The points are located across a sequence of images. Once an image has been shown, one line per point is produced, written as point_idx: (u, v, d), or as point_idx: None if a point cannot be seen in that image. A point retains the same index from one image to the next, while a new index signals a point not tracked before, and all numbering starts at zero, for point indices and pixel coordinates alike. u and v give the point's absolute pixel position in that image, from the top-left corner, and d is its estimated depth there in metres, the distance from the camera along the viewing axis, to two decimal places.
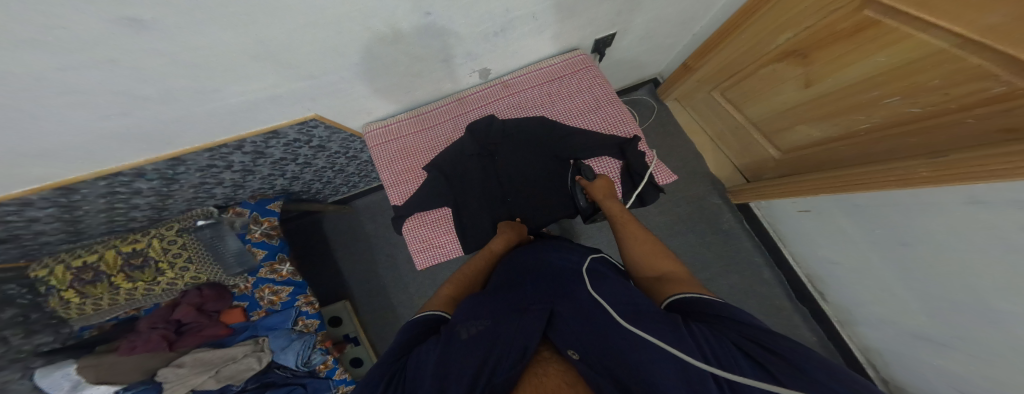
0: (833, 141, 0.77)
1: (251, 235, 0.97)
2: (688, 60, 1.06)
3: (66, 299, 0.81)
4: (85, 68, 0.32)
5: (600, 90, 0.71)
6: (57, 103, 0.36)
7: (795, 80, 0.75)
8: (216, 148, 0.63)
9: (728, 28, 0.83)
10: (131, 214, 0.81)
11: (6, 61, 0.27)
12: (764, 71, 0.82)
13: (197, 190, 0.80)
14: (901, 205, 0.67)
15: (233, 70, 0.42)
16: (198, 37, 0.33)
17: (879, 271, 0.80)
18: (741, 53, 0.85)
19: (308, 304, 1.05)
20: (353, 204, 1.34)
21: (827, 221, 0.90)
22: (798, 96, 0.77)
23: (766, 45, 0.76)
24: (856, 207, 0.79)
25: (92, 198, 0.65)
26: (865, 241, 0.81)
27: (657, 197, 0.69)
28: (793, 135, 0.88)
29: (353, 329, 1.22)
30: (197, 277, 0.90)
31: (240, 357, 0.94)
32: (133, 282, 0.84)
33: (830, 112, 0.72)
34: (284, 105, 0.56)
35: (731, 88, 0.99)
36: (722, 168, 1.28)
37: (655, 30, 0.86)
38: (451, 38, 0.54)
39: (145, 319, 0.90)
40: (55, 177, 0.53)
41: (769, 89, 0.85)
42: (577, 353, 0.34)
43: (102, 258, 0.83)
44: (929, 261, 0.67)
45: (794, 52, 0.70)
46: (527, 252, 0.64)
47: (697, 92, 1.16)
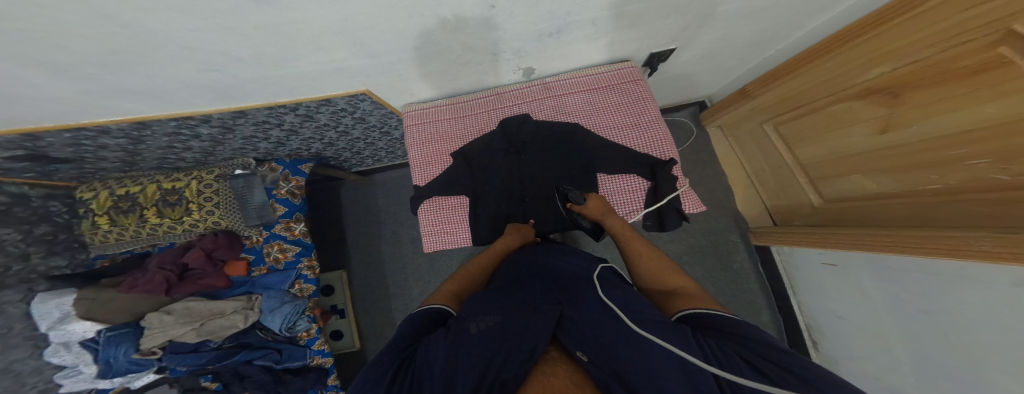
0: (892, 197, 0.71)
1: (278, 191, 1.04)
2: (748, 86, 1.01)
3: (99, 224, 0.93)
4: (204, 30, 0.36)
5: (644, 106, 0.70)
6: (168, 51, 0.40)
7: (871, 123, 0.69)
8: (275, 107, 0.67)
9: (808, 55, 0.77)
10: (182, 154, 0.87)
11: (140, 10, 0.30)
12: (837, 108, 0.75)
13: (245, 142, 0.86)
14: (935, 276, 0.63)
15: (314, 43, 0.45)
16: (293, 11, 0.36)
17: (890, 338, 0.76)
18: (818, 83, 0.78)
19: (308, 267, 1.11)
20: (373, 177, 1.40)
21: (852, 279, 0.85)
22: (868, 142, 0.71)
23: (852, 78, 0.69)
24: (889, 270, 0.74)
25: (158, 135, 0.71)
26: (882, 304, 0.77)
27: (679, 226, 0.67)
28: (847, 184, 0.83)
29: (342, 300, 1.29)
30: (219, 222, 0.97)
31: (227, 312, 0.98)
32: (162, 218, 0.94)
33: (901, 165, 0.66)
34: (343, 78, 0.59)
35: (791, 122, 0.92)
36: (752, 206, 1.24)
37: (717, 51, 0.82)
38: (506, 33, 0.55)
39: (157, 256, 0.97)
40: (135, 112, 0.59)
41: (836, 129, 0.78)
42: (586, 355, 0.35)
43: (142, 191, 0.93)
44: (941, 335, 0.63)
45: (882, 90, 0.63)
46: (535, 253, 0.65)
47: (747, 122, 1.11)
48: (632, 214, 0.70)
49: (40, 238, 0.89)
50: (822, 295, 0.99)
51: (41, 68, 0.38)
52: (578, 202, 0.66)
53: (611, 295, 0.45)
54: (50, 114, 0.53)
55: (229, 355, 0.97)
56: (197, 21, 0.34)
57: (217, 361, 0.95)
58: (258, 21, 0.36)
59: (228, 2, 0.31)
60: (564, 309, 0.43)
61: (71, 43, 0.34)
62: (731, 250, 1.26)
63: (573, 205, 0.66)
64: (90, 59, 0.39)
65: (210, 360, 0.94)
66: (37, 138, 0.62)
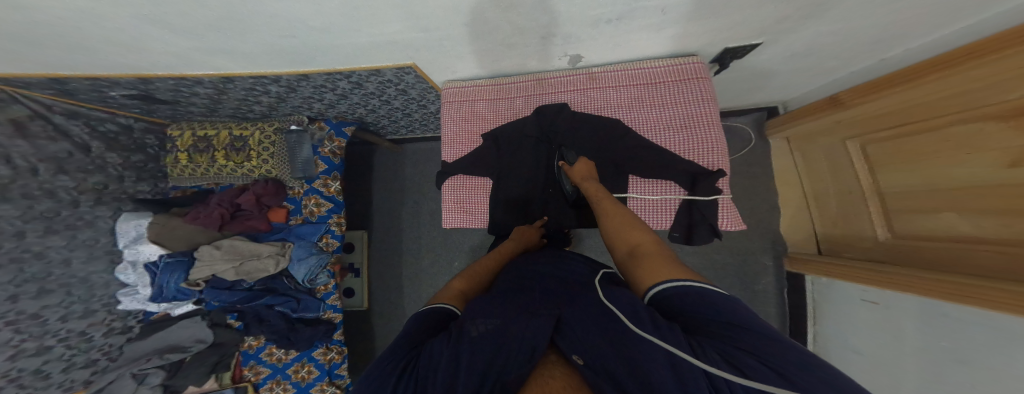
0: (983, 243, 0.60)
1: (322, 149, 1.13)
2: (842, 93, 0.87)
3: (178, 159, 1.07)
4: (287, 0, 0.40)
5: (699, 109, 0.65)
6: (263, 19, 0.44)
7: (985, 156, 0.57)
8: (334, 74, 0.71)
9: (931, 62, 0.63)
10: (252, 107, 0.96)
11: None
12: (953, 130, 0.62)
13: (302, 101, 0.92)
14: (987, 329, 0.54)
15: (377, 17, 0.46)
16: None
17: (907, 383, 0.70)
18: (938, 96, 0.64)
19: (336, 224, 1.19)
20: (405, 146, 1.45)
21: (891, 320, 0.77)
22: (976, 177, 0.59)
23: (975, 98, 0.56)
24: (942, 317, 0.65)
25: (240, 89, 0.79)
26: (914, 348, 0.70)
27: (710, 241, 0.63)
28: (931, 220, 0.71)
29: (359, 260, 1.40)
30: (270, 171, 1.06)
31: (264, 255, 1.08)
32: (227, 161, 1.05)
33: (999, 208, 0.55)
34: (397, 51, 0.61)
35: (889, 142, 0.79)
36: (799, 231, 1.14)
37: (805, 51, 0.72)
38: (562, 17, 0.53)
39: (218, 195, 1.11)
40: (226, 69, 0.65)
41: (942, 157, 0.66)
42: (580, 358, 0.35)
43: (216, 134, 1.04)
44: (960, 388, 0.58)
45: (1006, 117, 0.51)
46: (541, 257, 0.67)
47: (825, 136, 0.99)
48: (661, 223, 0.67)
49: (132, 164, 1.06)
50: (850, 331, 0.92)
51: (156, 23, 0.44)
52: (569, 162, 0.69)
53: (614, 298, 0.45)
54: (157, 64, 0.61)
55: (256, 297, 1.11)
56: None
57: (245, 301, 1.09)
58: None
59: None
60: (562, 314, 0.43)
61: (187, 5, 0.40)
62: (756, 272, 1.19)
63: (564, 164, 0.69)
64: (195, 20, 0.44)
65: (240, 299, 1.08)
66: (149, 82, 0.72)
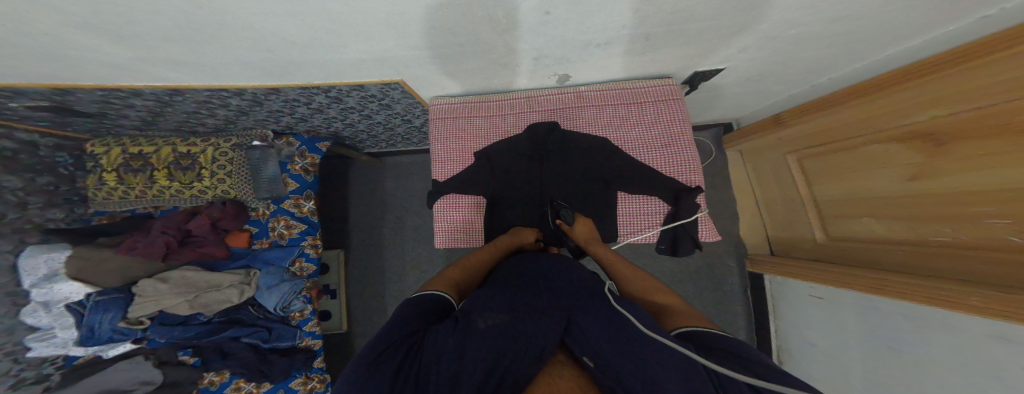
0: (896, 242, 0.72)
1: (292, 166, 1.05)
2: (785, 113, 0.98)
3: (103, 180, 0.92)
4: (264, 14, 0.37)
5: (677, 128, 0.70)
6: (233, 31, 0.41)
7: (903, 169, 0.68)
8: (309, 88, 0.67)
9: (858, 90, 0.74)
10: (205, 120, 0.86)
11: None
12: (872, 148, 0.74)
13: (270, 115, 0.85)
14: (918, 321, 0.63)
15: (365, 33, 0.45)
16: (365, 3, 0.36)
17: (852, 369, 0.79)
18: (861, 119, 0.76)
19: (312, 245, 1.12)
20: (384, 160, 1.39)
21: (834, 315, 0.87)
22: (892, 187, 0.71)
23: (895, 120, 0.69)
24: (873, 310, 0.75)
25: (189, 102, 0.71)
26: (856, 340, 0.79)
27: (692, 253, 0.67)
28: (856, 225, 0.83)
29: (334, 281, 1.29)
30: (228, 191, 0.97)
31: (223, 286, 0.97)
32: (172, 181, 0.93)
33: (918, 214, 0.66)
34: (383, 67, 0.59)
35: (821, 156, 0.91)
36: (753, 235, 1.24)
37: (762, 75, 0.80)
38: (553, 40, 0.55)
39: (160, 220, 0.97)
40: (174, 81, 0.58)
41: (864, 171, 0.78)
42: (591, 360, 0.36)
43: (156, 151, 0.92)
44: (904, 374, 0.66)
45: (925, 136, 0.63)
46: (534, 257, 0.65)
47: (771, 152, 1.10)
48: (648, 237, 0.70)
49: (39, 188, 0.88)
50: (800, 323, 1.02)
51: (99, 32, 0.39)
52: (567, 221, 0.71)
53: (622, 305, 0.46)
54: (90, 74, 0.53)
55: (218, 330, 0.99)
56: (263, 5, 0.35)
57: (206, 334, 0.97)
58: (321, 9, 0.37)
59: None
60: (572, 316, 0.43)
61: (145, 15, 0.36)
62: (723, 273, 1.27)
63: (562, 223, 0.72)
64: (142, 28, 0.39)
65: (196, 334, 0.96)
66: (67, 93, 0.62)
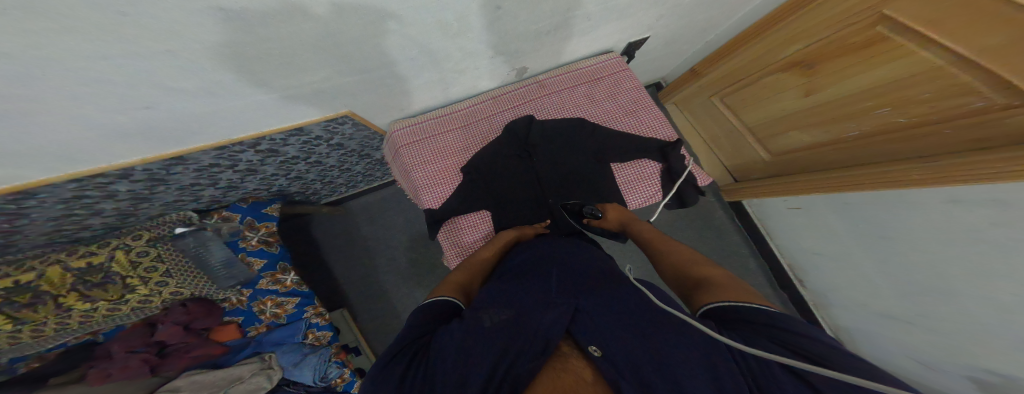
0: (818, 147, 0.82)
1: (246, 243, 0.85)
2: (696, 65, 1.09)
3: None
4: (138, 57, 0.27)
5: (637, 93, 0.73)
6: (92, 94, 0.30)
7: (797, 89, 0.80)
8: (227, 147, 0.55)
9: (739, 40, 0.88)
10: (89, 221, 0.65)
11: (53, 46, 0.22)
12: (767, 80, 0.86)
13: (182, 192, 0.67)
14: (880, 203, 0.72)
15: (292, 63, 0.38)
16: (267, 28, 0.30)
17: (860, 259, 0.84)
18: (751, 59, 0.88)
19: (317, 315, 0.94)
20: (347, 205, 1.21)
21: (818, 220, 0.91)
22: (797, 104, 0.82)
23: (773, 56, 0.81)
24: (846, 206, 0.81)
25: (51, 203, 0.52)
26: (849, 237, 0.84)
27: (698, 199, 0.70)
28: (785, 140, 0.91)
29: (354, 338, 1.09)
30: (178, 291, 0.77)
31: (247, 376, 0.80)
32: (92, 303, 0.67)
33: (822, 121, 0.77)
34: (322, 101, 0.51)
35: (733, 94, 1.00)
36: (715, 170, 1.24)
37: (678, 37, 0.88)
38: (505, 35, 0.53)
39: (115, 343, 0.74)
40: (17, 179, 0.41)
41: (769, 98, 0.89)
42: (599, 350, 0.33)
43: (41, 277, 0.63)
44: (905, 252, 0.72)
45: (798, 63, 0.76)
46: (549, 243, 0.60)
47: (694, 99, 1.18)
48: (653, 196, 0.70)
49: None
50: (791, 235, 1.05)
51: None
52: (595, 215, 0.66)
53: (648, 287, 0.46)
54: None
55: None
56: (120, 46, 0.25)
57: None
58: (224, 40, 0.29)
59: (173, 16, 0.24)
60: (579, 302, 0.40)
61: None
62: (709, 211, 1.24)
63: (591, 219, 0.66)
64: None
65: None
66: None
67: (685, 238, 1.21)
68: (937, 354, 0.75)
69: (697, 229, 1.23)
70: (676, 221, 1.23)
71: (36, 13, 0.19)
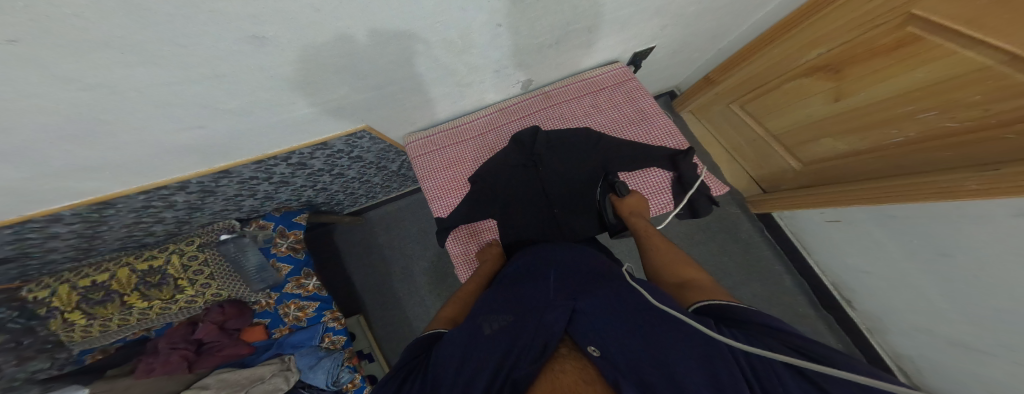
0: (859, 153, 0.75)
1: (276, 249, 0.90)
2: (711, 73, 1.05)
3: (64, 322, 0.69)
4: (185, 83, 0.31)
5: (644, 101, 0.73)
6: (150, 115, 0.35)
7: (824, 94, 0.75)
8: (263, 160, 0.61)
9: (756, 46, 0.85)
10: (152, 228, 0.73)
11: (118, 76, 0.27)
12: (790, 85, 0.82)
13: (227, 202, 0.75)
14: (933, 216, 0.65)
15: (316, 83, 0.42)
16: (292, 52, 0.33)
17: (917, 279, 0.74)
18: (771, 65, 0.84)
19: (334, 319, 0.98)
20: (367, 215, 1.27)
21: (861, 233, 0.82)
22: (826, 110, 0.76)
23: (795, 60, 0.77)
24: (892, 218, 0.73)
25: (124, 212, 0.60)
26: (901, 252, 0.75)
27: (711, 210, 0.67)
28: (817, 148, 0.85)
29: (367, 345, 1.12)
30: (219, 294, 0.82)
31: (267, 377, 0.83)
32: (148, 301, 0.75)
33: (859, 126, 0.71)
34: (343, 116, 0.56)
35: (754, 101, 0.96)
36: (738, 180, 1.17)
37: (686, 46, 0.87)
38: (507, 51, 0.56)
39: (161, 340, 0.82)
40: (91, 192, 0.50)
41: (794, 103, 0.84)
42: (597, 350, 0.31)
43: (112, 277, 0.73)
44: (974, 273, 0.63)
45: (823, 67, 0.72)
46: (553, 248, 0.58)
47: (711, 107, 1.14)
48: (663, 205, 0.68)
49: None
50: (832, 251, 0.95)
51: None
52: (620, 194, 0.66)
53: (645, 287, 0.43)
54: None
55: None
56: (174, 74, 0.29)
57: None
58: (257, 65, 0.33)
59: (217, 45, 0.28)
60: (577, 303, 0.39)
61: (49, 127, 0.30)
62: (734, 222, 1.16)
63: (614, 195, 0.67)
64: (31, 140, 0.31)
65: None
66: None
67: (708, 251, 1.14)
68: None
69: (722, 242, 1.15)
70: (698, 233, 1.16)
71: (103, 49, 0.23)
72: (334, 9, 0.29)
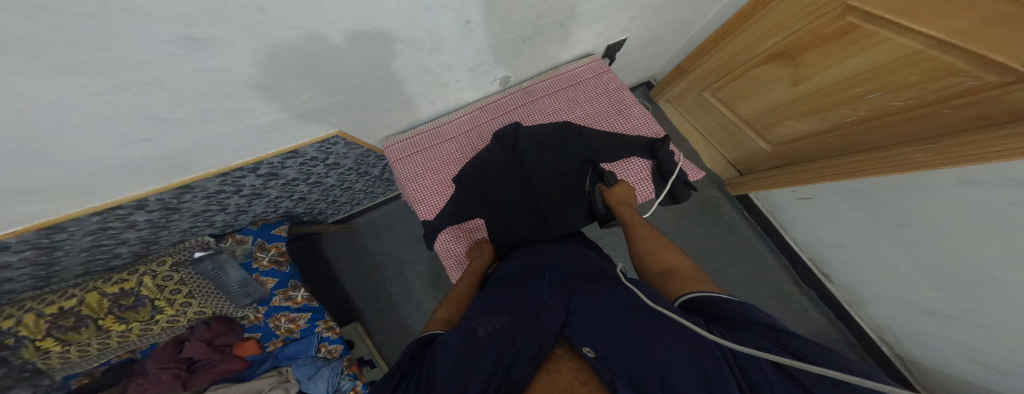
0: (819, 134, 0.78)
1: (257, 263, 0.88)
2: (682, 63, 1.06)
3: (33, 353, 0.66)
4: (123, 91, 0.30)
5: (620, 93, 0.73)
6: (87, 128, 0.32)
7: (783, 80, 0.77)
8: (229, 172, 0.59)
9: (718, 37, 0.86)
10: (117, 250, 0.70)
11: (37, 89, 0.25)
12: (753, 73, 0.83)
13: (196, 219, 0.72)
14: (894, 188, 0.67)
15: (274, 87, 0.40)
16: (239, 54, 0.32)
17: (883, 248, 0.77)
18: (733, 54, 0.85)
19: (328, 329, 0.96)
20: (353, 222, 1.25)
21: (830, 209, 0.85)
22: (787, 94, 0.78)
23: (754, 49, 0.79)
24: (857, 193, 0.76)
25: (80, 236, 0.57)
26: (867, 225, 0.78)
27: (690, 194, 0.68)
28: (783, 130, 0.87)
29: (367, 351, 1.11)
30: (201, 312, 0.80)
31: (265, 390, 0.82)
32: (125, 324, 0.72)
33: (817, 109, 0.73)
34: (311, 122, 0.54)
35: (722, 89, 0.97)
36: (717, 164, 1.19)
37: (660, 36, 0.87)
38: (477, 49, 0.55)
39: (149, 361, 0.79)
40: (42, 215, 0.47)
41: (758, 90, 0.85)
42: (592, 350, 0.31)
43: (83, 302, 0.69)
44: (931, 239, 0.66)
45: (779, 55, 0.74)
46: (547, 250, 0.59)
47: (685, 96, 1.15)
48: (645, 195, 0.69)
49: None
50: (808, 229, 0.98)
51: None
52: (609, 184, 0.68)
53: (637, 285, 0.44)
54: None
55: None
56: (107, 83, 0.28)
57: None
58: (202, 69, 0.31)
59: (148, 49, 0.26)
60: (572, 303, 0.39)
61: None
62: (717, 206, 1.19)
63: (604, 185, 0.68)
64: None
65: None
66: None
67: (694, 236, 1.16)
68: (987, 353, 0.67)
69: (706, 226, 1.17)
70: (683, 219, 1.18)
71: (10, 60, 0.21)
72: (280, 9, 0.28)
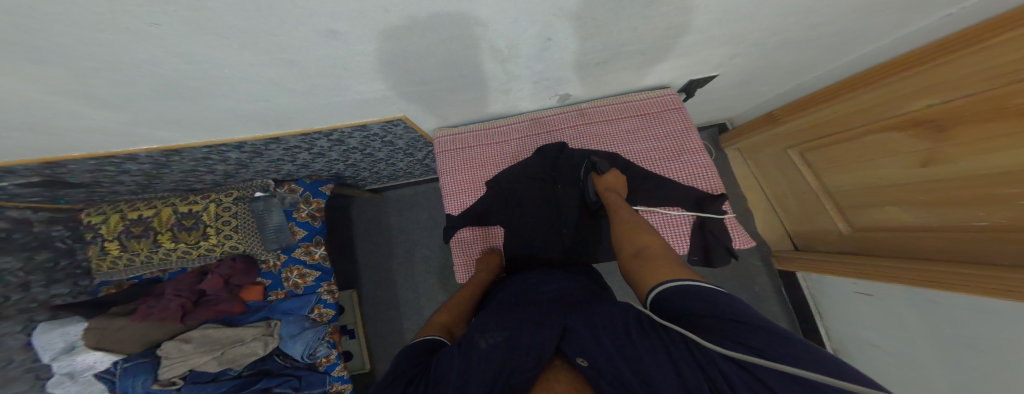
0: (928, 230, 0.66)
1: (297, 214, 0.98)
2: (776, 111, 0.95)
3: (106, 250, 0.83)
4: (266, 64, 0.37)
5: (683, 137, 0.69)
6: (209, 80, 0.38)
7: (905, 156, 0.66)
8: (310, 133, 0.66)
9: (836, 89, 0.76)
10: (203, 176, 0.81)
11: (188, 41, 0.30)
12: (868, 139, 0.73)
13: (270, 164, 0.82)
14: (982, 313, 0.56)
15: (367, 72, 0.44)
16: (353, 44, 0.36)
17: (927, 359, 0.66)
18: (850, 113, 0.75)
19: (329, 292, 1.01)
20: (385, 194, 1.34)
21: (889, 311, 0.75)
22: (903, 173, 0.67)
23: (880, 111, 0.68)
24: (933, 305, 0.65)
25: (187, 160, 0.69)
26: (923, 337, 0.67)
27: (728, 262, 0.63)
28: (881, 214, 0.75)
29: (353, 320, 1.19)
30: (236, 247, 0.88)
31: (247, 340, 0.88)
32: (176, 243, 0.85)
33: (937, 199, 0.62)
34: (386, 105, 0.59)
35: (819, 150, 0.87)
36: (773, 232, 1.11)
37: (756, 77, 0.79)
38: (557, 63, 0.55)
39: (171, 284, 0.89)
40: (172, 141, 0.57)
41: (866, 160, 0.74)
42: (585, 360, 0.33)
43: (156, 214, 0.84)
44: (986, 374, 0.55)
45: (911, 124, 0.63)
46: (571, 276, 0.56)
47: (767, 148, 1.05)
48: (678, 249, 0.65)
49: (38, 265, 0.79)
50: (854, 319, 0.86)
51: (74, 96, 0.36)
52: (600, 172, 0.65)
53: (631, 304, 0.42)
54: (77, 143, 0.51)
55: (249, 383, 0.86)
56: (246, 54, 0.33)
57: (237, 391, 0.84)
58: (321, 54, 0.36)
59: (296, 30, 0.31)
60: (567, 320, 0.39)
61: (142, 77, 0.35)
62: (751, 274, 1.11)
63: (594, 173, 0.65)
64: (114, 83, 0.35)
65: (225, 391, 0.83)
66: (58, 165, 0.59)
67: None
68: None
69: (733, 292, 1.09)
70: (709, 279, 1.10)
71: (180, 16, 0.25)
72: (398, 10, 0.31)
